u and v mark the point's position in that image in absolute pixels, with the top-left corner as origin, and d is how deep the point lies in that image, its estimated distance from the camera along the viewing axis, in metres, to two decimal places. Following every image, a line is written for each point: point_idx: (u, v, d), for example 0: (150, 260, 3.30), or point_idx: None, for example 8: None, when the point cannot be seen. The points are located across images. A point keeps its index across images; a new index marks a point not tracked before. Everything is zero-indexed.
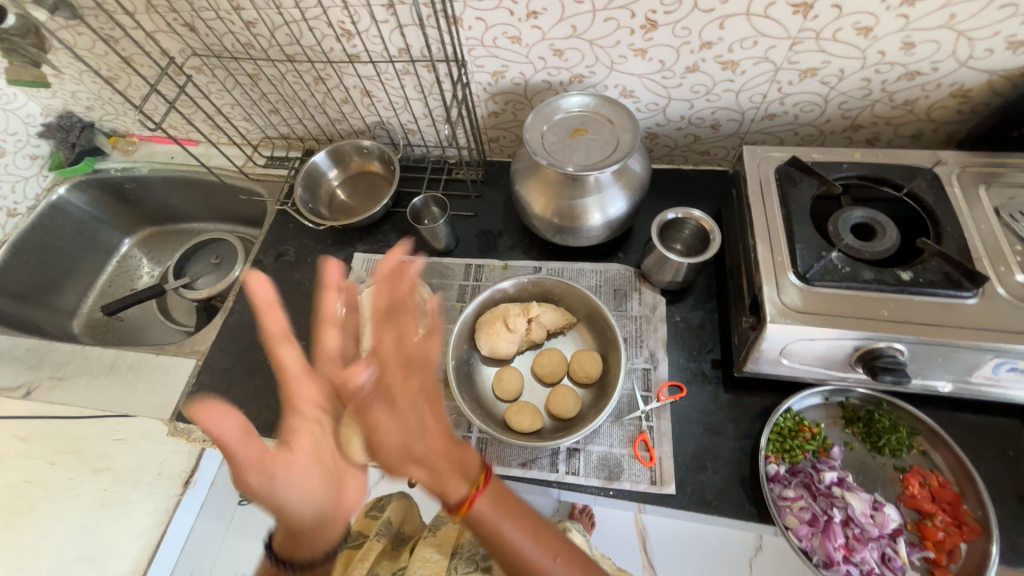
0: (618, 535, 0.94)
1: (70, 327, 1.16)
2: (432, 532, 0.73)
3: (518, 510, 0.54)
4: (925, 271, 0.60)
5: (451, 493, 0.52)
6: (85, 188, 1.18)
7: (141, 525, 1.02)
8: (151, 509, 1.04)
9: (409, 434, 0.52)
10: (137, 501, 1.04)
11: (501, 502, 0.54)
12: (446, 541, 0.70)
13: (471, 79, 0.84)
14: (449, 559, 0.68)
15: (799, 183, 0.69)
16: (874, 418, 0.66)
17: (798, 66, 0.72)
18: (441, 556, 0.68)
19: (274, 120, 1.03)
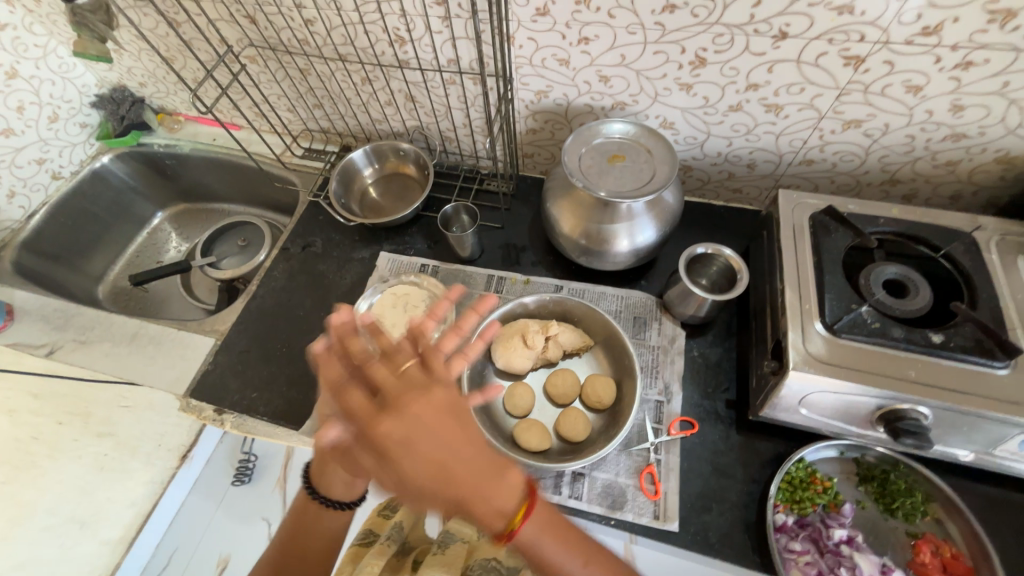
0: None
1: (95, 292, 1.19)
2: (442, 547, 0.62)
3: (562, 529, 0.50)
4: (957, 336, 0.59)
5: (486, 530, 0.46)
6: (128, 159, 1.23)
7: (136, 494, 1.03)
8: (148, 479, 1.04)
9: (412, 475, 0.43)
10: (136, 469, 1.04)
11: (546, 529, 0.48)
12: (458, 559, 0.60)
13: (515, 95, 0.85)
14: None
15: (833, 232, 0.69)
16: (889, 479, 0.65)
17: (842, 116, 0.72)
18: (454, 573, 0.58)
19: (316, 114, 1.05)
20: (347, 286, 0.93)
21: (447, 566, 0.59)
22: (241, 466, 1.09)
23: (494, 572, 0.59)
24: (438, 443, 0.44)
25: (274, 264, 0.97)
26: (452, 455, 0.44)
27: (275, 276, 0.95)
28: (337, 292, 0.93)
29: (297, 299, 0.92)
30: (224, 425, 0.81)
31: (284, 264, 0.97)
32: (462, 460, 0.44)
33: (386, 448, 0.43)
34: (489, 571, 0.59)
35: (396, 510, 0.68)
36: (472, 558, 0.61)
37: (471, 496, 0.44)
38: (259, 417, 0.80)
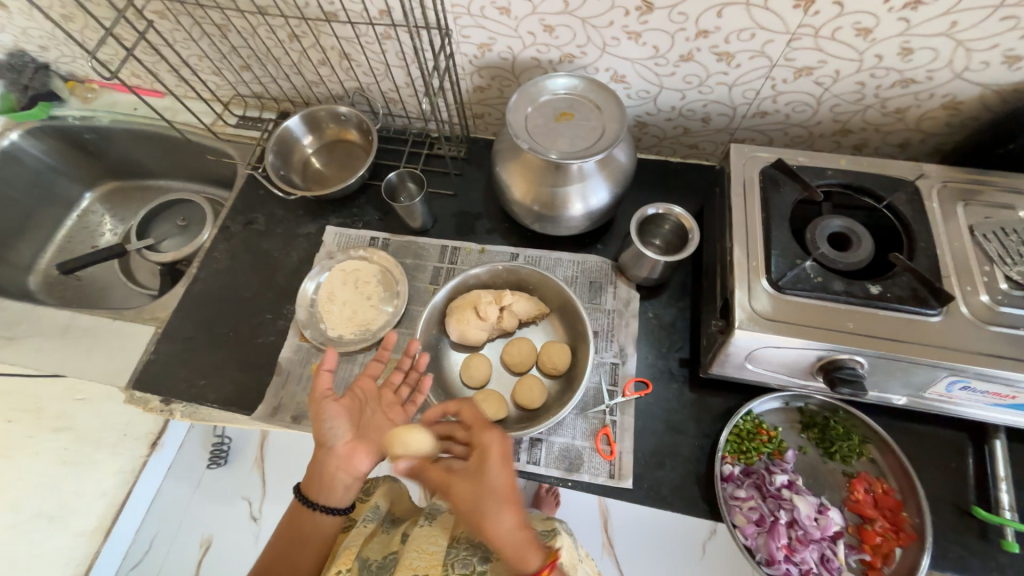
0: None
1: (26, 283, 1.10)
2: (428, 519, 0.59)
3: None
4: (894, 286, 0.60)
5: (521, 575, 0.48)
6: (41, 135, 1.10)
7: (105, 485, 1.06)
8: (116, 468, 1.08)
9: (482, 492, 0.51)
10: (102, 460, 1.06)
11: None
12: (442, 531, 0.56)
13: (456, 50, 0.79)
14: (447, 552, 0.54)
15: (782, 187, 0.68)
16: (830, 424, 0.68)
17: (794, 63, 0.69)
18: (438, 546, 0.54)
19: (245, 77, 0.96)
20: (294, 264, 0.89)
21: (428, 540, 0.55)
22: (215, 449, 1.16)
23: (479, 549, 0.54)
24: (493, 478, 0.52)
25: (213, 244, 0.91)
26: (501, 487, 0.52)
27: (215, 257, 0.90)
28: (284, 270, 0.88)
29: (241, 281, 0.87)
30: (173, 414, 0.78)
31: (224, 244, 0.91)
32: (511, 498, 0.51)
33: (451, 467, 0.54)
34: (475, 547, 0.54)
35: (372, 492, 0.65)
36: (456, 530, 0.57)
37: (509, 532, 0.49)
38: (209, 405, 0.77)
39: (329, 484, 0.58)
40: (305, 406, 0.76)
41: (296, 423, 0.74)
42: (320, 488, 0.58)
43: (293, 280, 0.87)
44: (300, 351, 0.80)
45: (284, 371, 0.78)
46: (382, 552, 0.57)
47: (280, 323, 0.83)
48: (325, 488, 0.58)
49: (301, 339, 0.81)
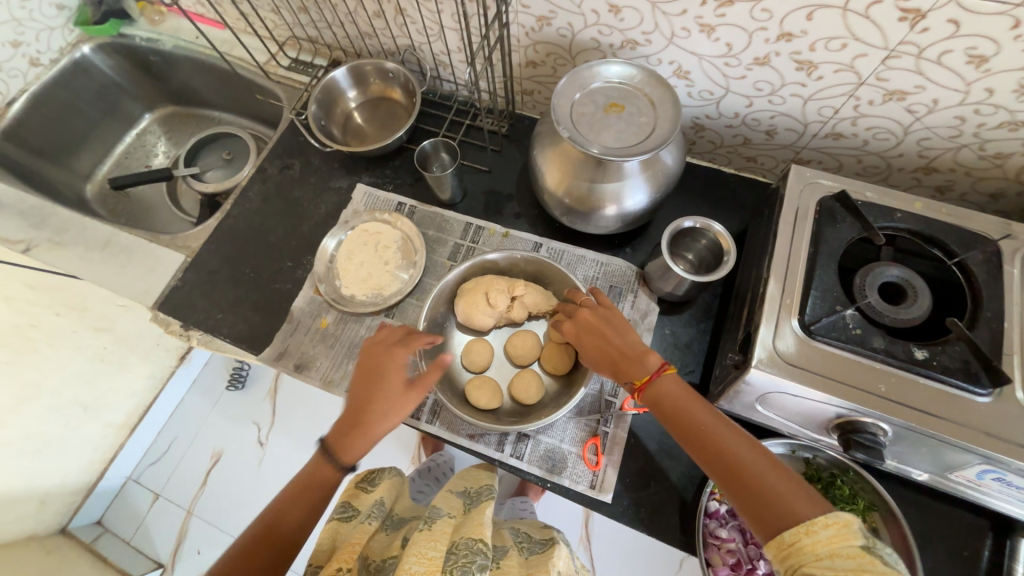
0: (560, 515, 1.06)
1: (83, 191, 1.17)
2: (428, 523, 0.56)
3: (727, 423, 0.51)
4: (943, 354, 0.54)
5: (628, 379, 0.57)
6: (111, 52, 1.15)
7: (136, 387, 1.16)
8: (147, 374, 1.18)
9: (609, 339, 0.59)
10: (134, 364, 1.14)
11: (683, 392, 0.53)
12: (443, 535, 0.54)
13: (514, 19, 0.74)
14: (446, 557, 0.51)
15: (839, 222, 0.61)
16: (835, 483, 0.63)
17: (885, 84, 0.61)
18: (437, 551, 0.51)
19: (302, 20, 0.95)
20: (320, 217, 0.89)
21: (429, 543, 0.53)
22: (235, 373, 1.25)
23: (479, 554, 0.51)
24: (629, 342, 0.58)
25: (249, 184, 0.93)
26: (617, 334, 0.59)
27: (249, 197, 0.92)
28: (310, 221, 0.89)
29: (269, 225, 0.89)
30: (190, 340, 0.82)
31: (259, 186, 0.92)
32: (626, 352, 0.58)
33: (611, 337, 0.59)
34: (473, 552, 0.51)
35: (375, 486, 0.65)
36: (456, 536, 0.54)
37: (625, 349, 0.58)
38: (222, 338, 0.81)
39: (350, 435, 0.57)
40: (309, 357, 0.78)
41: (297, 372, 0.77)
42: (346, 435, 0.57)
43: (318, 232, 0.88)
44: (313, 303, 0.81)
45: (295, 320, 0.80)
46: (382, 555, 0.57)
47: (299, 272, 0.85)
48: (352, 438, 0.57)
49: (315, 292, 0.82)
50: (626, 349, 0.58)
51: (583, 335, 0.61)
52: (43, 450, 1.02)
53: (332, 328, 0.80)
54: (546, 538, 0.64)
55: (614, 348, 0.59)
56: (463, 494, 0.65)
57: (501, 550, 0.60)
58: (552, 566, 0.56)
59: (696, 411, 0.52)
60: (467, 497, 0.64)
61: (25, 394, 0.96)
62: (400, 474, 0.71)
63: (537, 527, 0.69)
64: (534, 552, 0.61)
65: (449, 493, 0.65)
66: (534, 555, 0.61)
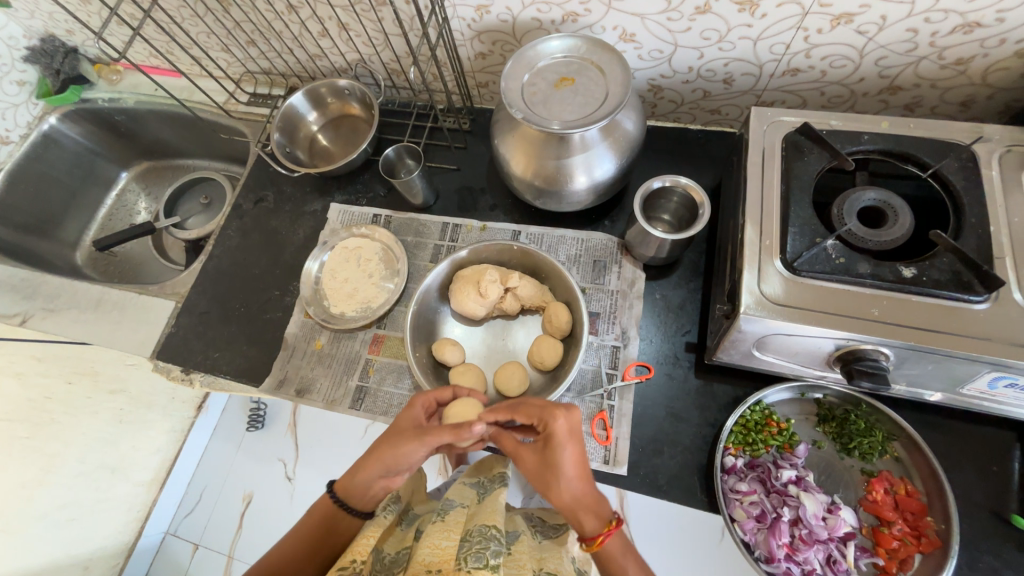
0: None
1: (72, 258, 1.18)
2: (441, 516, 0.57)
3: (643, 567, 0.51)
4: (932, 268, 0.53)
5: (571, 515, 0.51)
6: (76, 118, 1.17)
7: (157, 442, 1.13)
8: None
9: (562, 471, 0.51)
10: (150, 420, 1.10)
11: (630, 549, 0.51)
12: (456, 525, 0.55)
13: (453, 13, 0.74)
14: (460, 546, 0.50)
15: (807, 154, 0.60)
16: (850, 419, 0.62)
17: (830, 9, 0.60)
18: (451, 542, 0.52)
19: (252, 53, 0.96)
20: (301, 242, 0.90)
21: (443, 535, 0.53)
22: (252, 415, 1.06)
23: (492, 539, 0.49)
24: (581, 469, 0.52)
25: (227, 222, 0.93)
26: (580, 469, 0.52)
27: (229, 234, 0.92)
28: (292, 247, 0.90)
29: (252, 258, 0.90)
30: (193, 383, 0.83)
31: (238, 222, 0.93)
32: (574, 487, 0.51)
33: (567, 465, 0.51)
34: (487, 537, 0.49)
35: None
36: (469, 524, 0.54)
37: (584, 489, 0.51)
38: (223, 375, 0.82)
39: (369, 491, 0.56)
40: (309, 381, 0.78)
41: (300, 397, 0.77)
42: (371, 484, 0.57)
43: (300, 257, 0.89)
44: (305, 327, 0.82)
45: (290, 346, 0.80)
46: (396, 547, 0.57)
47: (287, 299, 0.85)
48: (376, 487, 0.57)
49: (306, 316, 0.83)
50: (573, 481, 0.51)
51: (536, 461, 0.53)
52: (79, 518, 0.92)
53: (327, 348, 0.80)
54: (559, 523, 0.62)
55: (571, 483, 0.51)
56: (477, 485, 0.64)
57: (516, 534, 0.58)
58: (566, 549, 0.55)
59: (624, 558, 0.51)
60: (481, 486, 0.64)
61: None
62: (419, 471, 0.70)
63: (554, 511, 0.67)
64: (547, 536, 0.61)
65: (463, 486, 0.66)
66: (548, 539, 0.60)
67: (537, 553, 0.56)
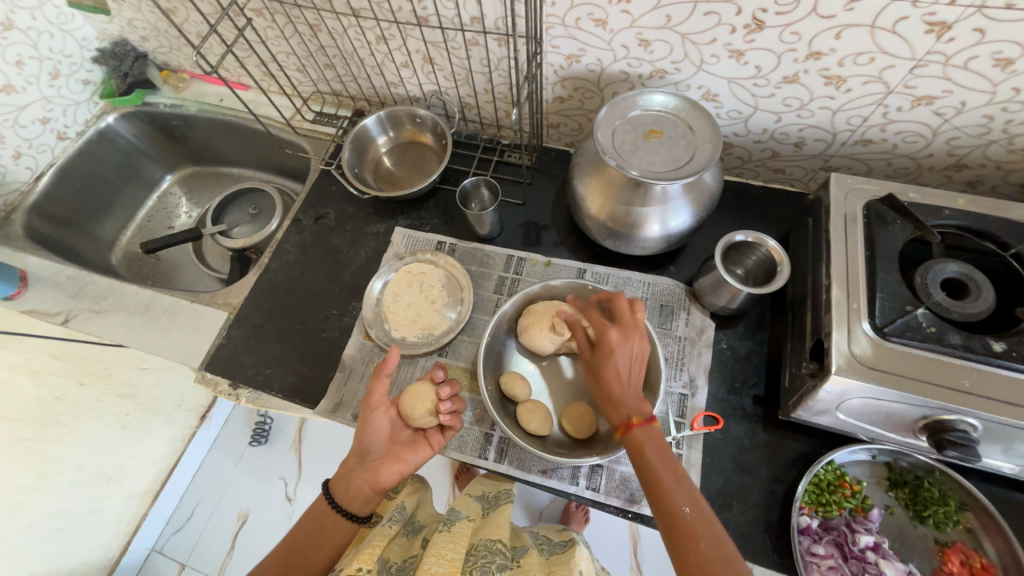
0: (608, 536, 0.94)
1: (108, 257, 1.16)
2: (448, 525, 0.59)
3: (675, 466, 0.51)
4: (1020, 345, 0.54)
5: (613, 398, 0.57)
6: (134, 119, 1.17)
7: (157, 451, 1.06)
8: (168, 438, 1.08)
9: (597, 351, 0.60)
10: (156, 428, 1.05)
11: (658, 441, 0.53)
12: (462, 537, 0.57)
13: (543, 59, 0.77)
14: (467, 558, 0.54)
15: (891, 223, 0.63)
16: (923, 486, 0.62)
17: (914, 91, 0.64)
18: (458, 553, 0.54)
19: (327, 75, 0.99)
20: (361, 262, 0.90)
21: (450, 545, 0.55)
22: (258, 428, 1.15)
23: (498, 554, 0.55)
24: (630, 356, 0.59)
25: (286, 236, 0.93)
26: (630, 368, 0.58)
27: (287, 248, 0.92)
28: (352, 268, 0.89)
29: (310, 274, 0.89)
30: (239, 399, 0.80)
31: (296, 237, 0.93)
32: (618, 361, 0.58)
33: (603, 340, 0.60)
34: (492, 553, 0.55)
35: (398, 492, 0.67)
36: (475, 538, 0.58)
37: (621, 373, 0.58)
38: (273, 393, 0.80)
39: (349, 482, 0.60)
40: None
41: (357, 422, 0.75)
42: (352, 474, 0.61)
43: (360, 278, 0.88)
44: (364, 350, 0.81)
45: (348, 368, 0.79)
46: (402, 555, 0.59)
47: (345, 319, 0.85)
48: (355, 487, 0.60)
49: (365, 338, 0.82)
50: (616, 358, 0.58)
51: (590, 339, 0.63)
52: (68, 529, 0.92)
53: (385, 373, 0.79)
54: (565, 539, 0.65)
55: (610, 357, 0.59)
56: (482, 498, 0.67)
57: (523, 549, 0.61)
58: (575, 564, 0.58)
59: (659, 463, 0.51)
60: (485, 501, 0.66)
61: (49, 471, 0.89)
62: (422, 480, 0.73)
63: (556, 530, 0.71)
64: (554, 553, 0.63)
65: (468, 496, 0.67)
66: (555, 555, 0.63)
67: (546, 567, 0.59)
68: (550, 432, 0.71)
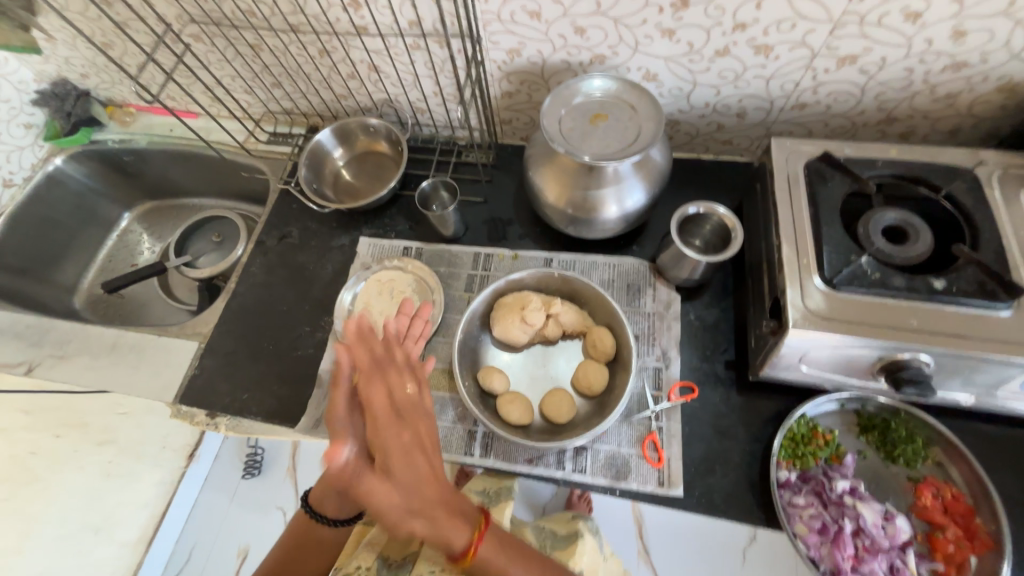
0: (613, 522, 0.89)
1: (70, 302, 1.13)
2: None
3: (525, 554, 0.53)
4: (959, 280, 0.57)
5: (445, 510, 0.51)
6: (83, 159, 1.14)
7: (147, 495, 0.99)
8: None
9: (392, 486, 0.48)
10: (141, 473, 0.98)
11: (506, 550, 0.52)
12: None
13: (486, 56, 0.79)
14: None
15: (830, 180, 0.65)
16: (891, 427, 0.65)
17: (837, 52, 0.67)
18: None
19: (276, 94, 0.98)
20: (329, 276, 0.89)
21: None
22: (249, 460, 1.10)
23: None
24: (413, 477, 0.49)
25: (250, 259, 0.92)
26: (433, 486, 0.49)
27: (252, 271, 0.91)
28: (320, 283, 0.89)
29: (279, 294, 0.89)
30: (218, 428, 0.79)
31: (261, 259, 0.92)
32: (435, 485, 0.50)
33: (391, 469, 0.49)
34: None
35: None
36: None
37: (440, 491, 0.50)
38: (252, 418, 0.79)
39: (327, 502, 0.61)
40: None
41: None
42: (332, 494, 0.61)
43: (330, 292, 0.88)
44: None
45: (325, 382, 0.79)
46: (401, 552, 0.64)
47: (319, 335, 0.84)
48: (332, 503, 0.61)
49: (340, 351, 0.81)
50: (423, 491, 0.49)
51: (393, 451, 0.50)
52: None
53: None
54: (568, 533, 0.66)
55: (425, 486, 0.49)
56: (482, 494, 0.69)
57: None
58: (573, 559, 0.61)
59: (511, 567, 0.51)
60: (486, 495, 0.69)
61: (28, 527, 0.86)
62: None
63: (561, 519, 0.71)
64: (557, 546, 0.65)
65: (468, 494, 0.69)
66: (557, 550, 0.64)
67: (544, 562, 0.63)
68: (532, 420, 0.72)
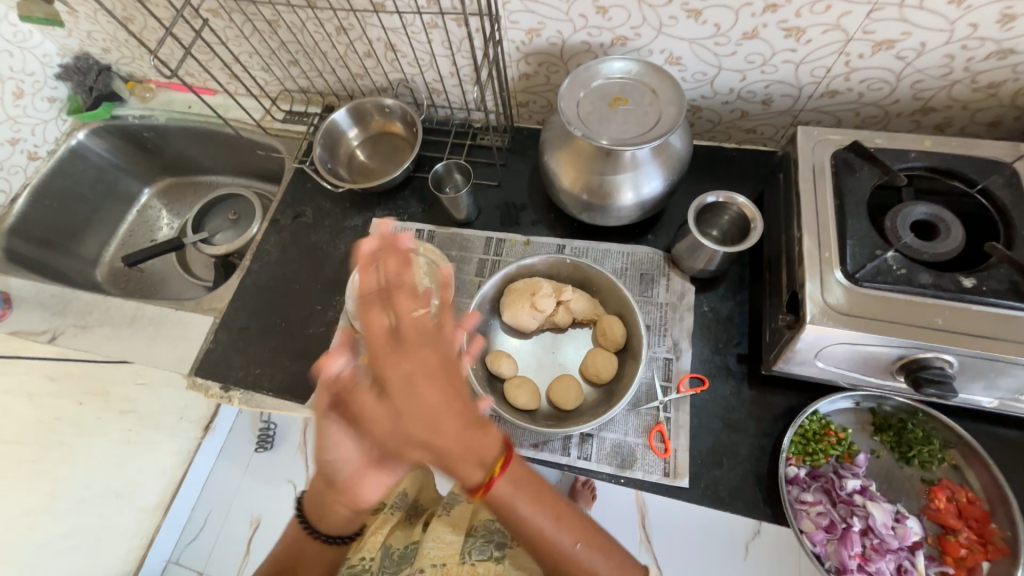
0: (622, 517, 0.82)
1: (93, 275, 1.16)
2: (447, 509, 0.65)
3: (540, 493, 0.52)
4: (989, 279, 0.55)
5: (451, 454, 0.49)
6: (104, 134, 1.16)
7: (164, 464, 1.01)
8: None
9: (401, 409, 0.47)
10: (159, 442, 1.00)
11: (522, 483, 0.51)
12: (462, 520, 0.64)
13: (504, 36, 0.77)
14: (463, 541, 0.62)
15: (858, 171, 0.63)
16: (907, 428, 0.63)
17: (873, 36, 0.64)
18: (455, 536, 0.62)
19: (292, 73, 0.98)
20: (342, 256, 0.90)
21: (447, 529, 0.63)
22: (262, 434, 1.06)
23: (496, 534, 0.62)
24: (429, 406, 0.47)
25: (265, 236, 0.93)
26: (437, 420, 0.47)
27: (267, 249, 0.92)
28: (333, 262, 0.90)
29: (292, 272, 0.90)
30: (232, 400, 0.81)
31: (276, 237, 0.93)
32: (455, 411, 0.48)
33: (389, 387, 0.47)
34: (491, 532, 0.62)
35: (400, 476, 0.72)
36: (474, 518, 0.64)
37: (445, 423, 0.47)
38: (265, 392, 0.80)
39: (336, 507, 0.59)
40: None
41: None
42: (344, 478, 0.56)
43: (342, 272, 0.89)
44: None
45: None
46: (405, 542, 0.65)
47: (330, 314, 0.85)
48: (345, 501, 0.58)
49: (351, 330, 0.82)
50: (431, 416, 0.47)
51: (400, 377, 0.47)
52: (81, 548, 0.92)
53: None
54: None
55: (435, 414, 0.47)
56: None
57: None
58: None
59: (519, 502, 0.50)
60: None
61: None
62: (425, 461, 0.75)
63: None
64: None
65: None
66: None
67: None
68: (538, 406, 0.72)
